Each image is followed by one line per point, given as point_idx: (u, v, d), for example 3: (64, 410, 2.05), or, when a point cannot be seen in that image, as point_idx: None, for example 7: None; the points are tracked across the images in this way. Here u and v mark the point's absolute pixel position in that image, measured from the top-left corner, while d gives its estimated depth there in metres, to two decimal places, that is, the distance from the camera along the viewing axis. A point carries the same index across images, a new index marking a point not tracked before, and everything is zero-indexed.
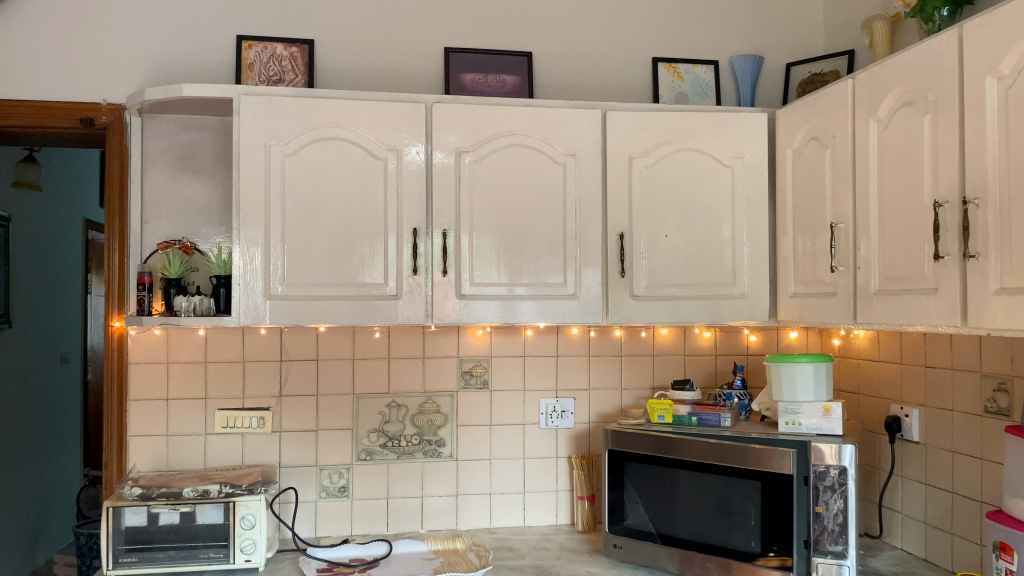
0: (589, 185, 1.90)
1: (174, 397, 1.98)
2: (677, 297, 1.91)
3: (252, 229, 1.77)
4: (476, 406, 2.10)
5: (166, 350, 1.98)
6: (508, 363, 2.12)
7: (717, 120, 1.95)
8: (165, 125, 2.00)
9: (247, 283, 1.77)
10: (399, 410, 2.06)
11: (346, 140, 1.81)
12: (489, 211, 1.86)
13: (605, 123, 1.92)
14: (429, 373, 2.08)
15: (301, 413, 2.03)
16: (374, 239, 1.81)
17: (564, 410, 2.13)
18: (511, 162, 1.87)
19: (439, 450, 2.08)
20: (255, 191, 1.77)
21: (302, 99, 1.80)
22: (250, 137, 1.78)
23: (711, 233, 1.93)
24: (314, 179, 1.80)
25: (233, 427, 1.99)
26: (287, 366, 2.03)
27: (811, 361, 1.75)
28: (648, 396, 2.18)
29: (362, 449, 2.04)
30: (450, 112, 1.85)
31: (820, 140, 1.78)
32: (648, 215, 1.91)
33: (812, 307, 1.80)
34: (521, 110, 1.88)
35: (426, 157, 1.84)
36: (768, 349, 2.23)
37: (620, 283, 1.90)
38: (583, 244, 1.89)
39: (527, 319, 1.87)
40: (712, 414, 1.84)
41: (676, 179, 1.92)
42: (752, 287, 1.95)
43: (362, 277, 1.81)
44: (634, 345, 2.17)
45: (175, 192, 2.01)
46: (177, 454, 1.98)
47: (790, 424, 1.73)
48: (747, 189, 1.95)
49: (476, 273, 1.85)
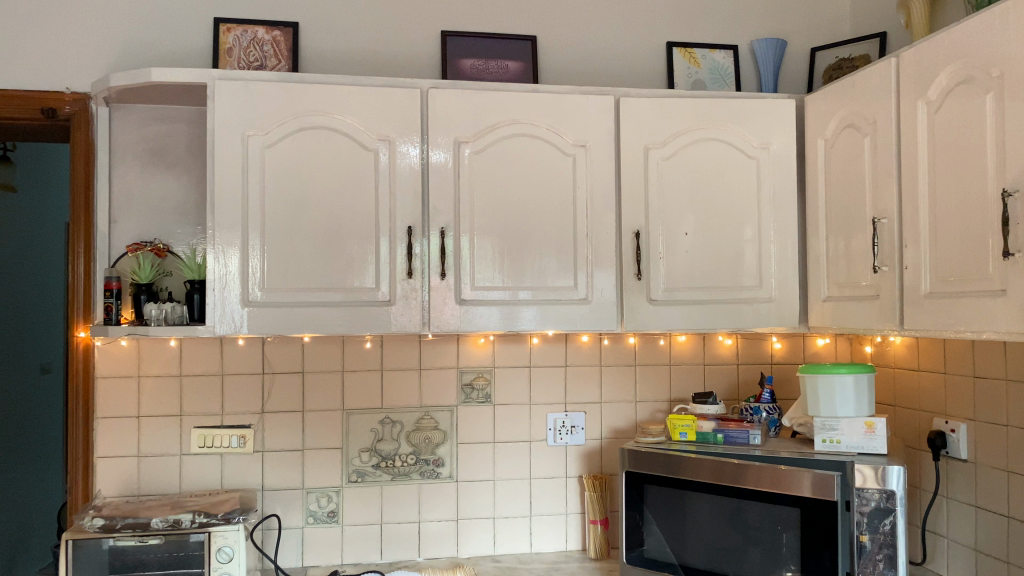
0: (601, 179, 1.72)
1: (146, 414, 1.80)
2: (697, 301, 1.74)
3: (229, 229, 1.59)
4: (478, 421, 1.92)
5: (136, 364, 1.80)
6: (512, 374, 1.94)
7: (741, 107, 1.77)
8: (134, 117, 1.83)
9: (221, 291, 1.59)
10: (393, 427, 1.89)
11: (332, 129, 1.64)
12: (491, 208, 1.68)
13: (618, 110, 1.75)
14: (426, 386, 1.90)
15: (286, 431, 1.85)
16: (364, 240, 1.63)
17: (573, 425, 1.95)
18: (516, 154, 1.69)
19: (438, 470, 1.90)
20: (231, 187, 1.60)
21: (283, 85, 1.63)
22: (226, 126, 1.60)
23: (735, 232, 1.76)
24: (297, 172, 1.62)
25: (211, 447, 1.81)
26: (270, 380, 1.85)
27: (851, 371, 1.56)
28: (665, 410, 2.00)
29: (353, 470, 1.86)
30: (448, 99, 1.67)
31: (857, 127, 1.61)
32: (666, 211, 1.74)
33: (851, 312, 1.63)
34: (526, 97, 1.71)
35: (422, 158, 1.67)
36: (795, 357, 2.04)
37: (635, 286, 1.72)
38: (595, 244, 1.71)
39: (530, 327, 1.69)
40: (740, 431, 1.66)
41: (697, 171, 1.75)
42: (780, 290, 1.77)
43: (350, 280, 1.63)
44: (649, 354, 1.99)
45: (146, 190, 1.83)
46: (149, 478, 1.80)
47: (828, 443, 1.56)
48: (775, 183, 1.78)
49: (478, 276, 1.67)
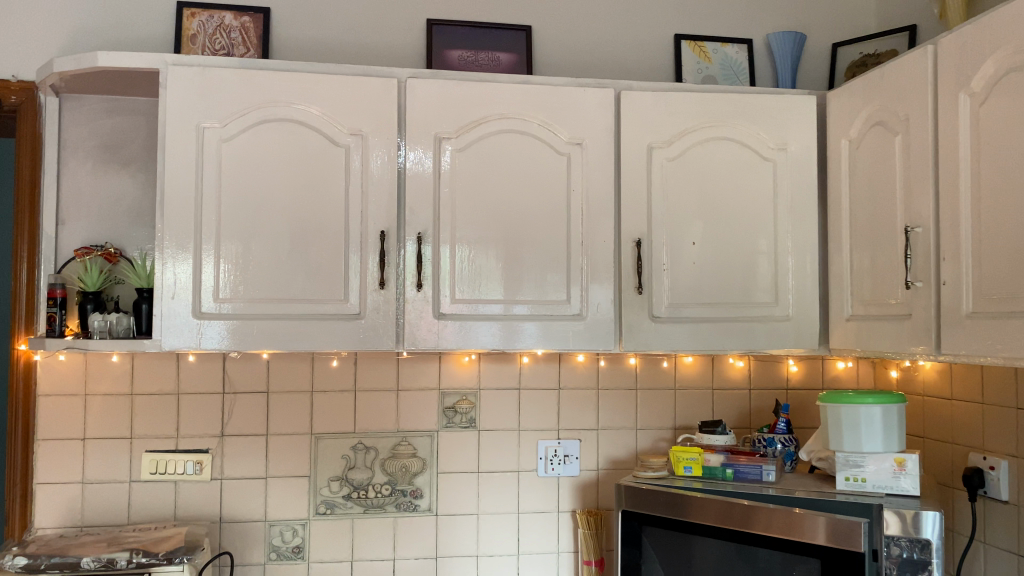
0: (600, 180, 1.54)
1: (93, 437, 1.63)
2: (704, 319, 1.56)
3: (181, 232, 1.43)
4: (462, 449, 1.74)
5: (82, 381, 1.63)
6: (500, 397, 1.76)
7: (756, 103, 1.60)
8: (87, 108, 1.66)
9: (170, 303, 1.42)
10: (367, 453, 1.71)
11: (298, 122, 1.47)
12: (475, 212, 1.50)
13: (618, 104, 1.57)
14: (404, 409, 1.73)
15: (246, 457, 1.67)
16: (331, 246, 1.46)
17: (566, 454, 1.77)
18: (503, 152, 1.51)
19: (415, 502, 1.71)
20: (184, 185, 1.43)
21: (244, 73, 1.46)
22: (178, 117, 1.43)
23: (748, 242, 1.57)
24: (257, 169, 1.45)
25: (164, 473, 1.63)
26: (231, 400, 1.67)
27: (878, 401, 1.37)
28: (669, 439, 1.81)
29: (321, 501, 1.68)
30: (427, 89, 1.50)
31: (886, 125, 1.43)
32: (670, 218, 1.56)
33: (879, 333, 1.44)
34: (515, 88, 1.53)
35: (397, 163, 1.50)
36: (813, 383, 1.85)
37: (635, 301, 1.54)
38: (591, 255, 1.53)
39: (530, 343, 1.51)
40: (751, 466, 1.48)
41: (706, 173, 1.57)
42: (798, 307, 1.59)
43: (315, 291, 1.45)
44: (652, 376, 1.81)
45: (99, 189, 1.67)
46: (94, 507, 1.62)
47: (851, 482, 1.38)
48: (793, 188, 1.59)
49: (459, 287, 1.49)
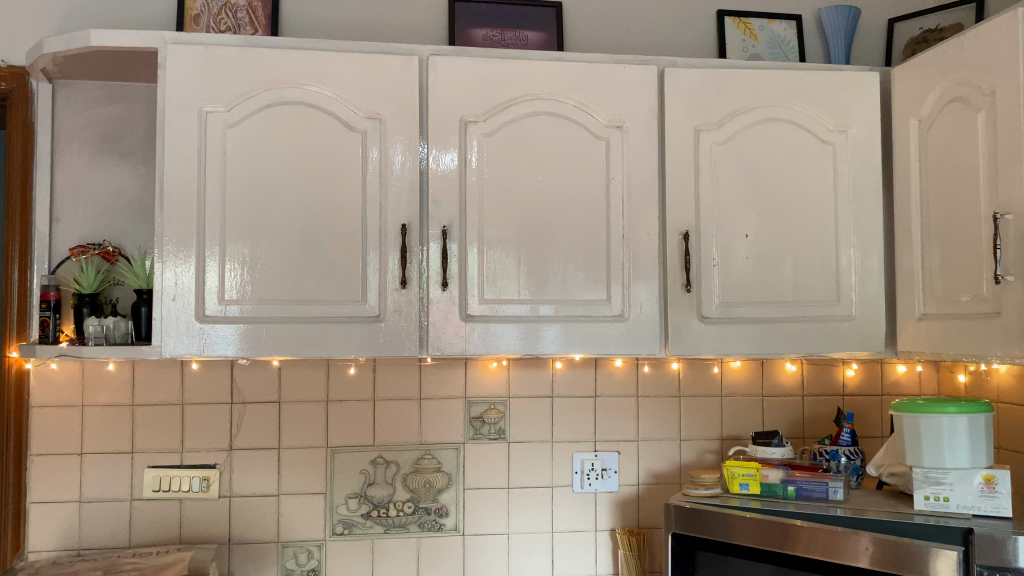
0: (642, 166, 1.39)
1: (91, 451, 1.50)
2: (758, 319, 1.41)
3: (182, 228, 1.29)
4: (491, 463, 1.60)
5: (80, 391, 1.50)
6: (531, 406, 1.61)
7: (813, 81, 1.45)
8: (82, 95, 1.54)
9: (172, 307, 1.29)
10: (387, 468, 1.57)
11: (310, 106, 1.33)
12: (505, 203, 1.36)
13: (662, 82, 1.42)
14: (428, 419, 1.59)
15: (256, 474, 1.53)
16: (348, 242, 1.32)
17: (604, 468, 1.62)
18: (536, 137, 1.37)
19: (440, 521, 1.57)
20: (185, 175, 1.30)
21: (250, 51, 1.33)
22: (179, 100, 1.30)
23: (806, 234, 1.42)
24: (265, 156, 1.32)
25: (168, 491, 1.50)
26: (239, 411, 1.54)
27: (961, 410, 1.22)
28: (716, 450, 1.66)
29: (338, 521, 1.55)
30: (451, 68, 1.36)
31: (966, 100, 1.28)
32: (720, 208, 1.41)
33: (960, 334, 1.29)
34: (549, 66, 1.39)
35: (420, 150, 1.36)
36: (873, 388, 1.69)
37: (683, 300, 1.39)
38: (633, 249, 1.38)
39: (555, 349, 1.37)
40: (816, 483, 1.33)
41: (759, 158, 1.42)
42: (862, 306, 1.43)
43: (331, 292, 1.32)
44: (697, 381, 1.66)
45: (96, 182, 1.54)
46: (92, 529, 1.49)
47: (933, 501, 1.23)
48: (855, 175, 1.44)
49: (490, 287, 1.35)
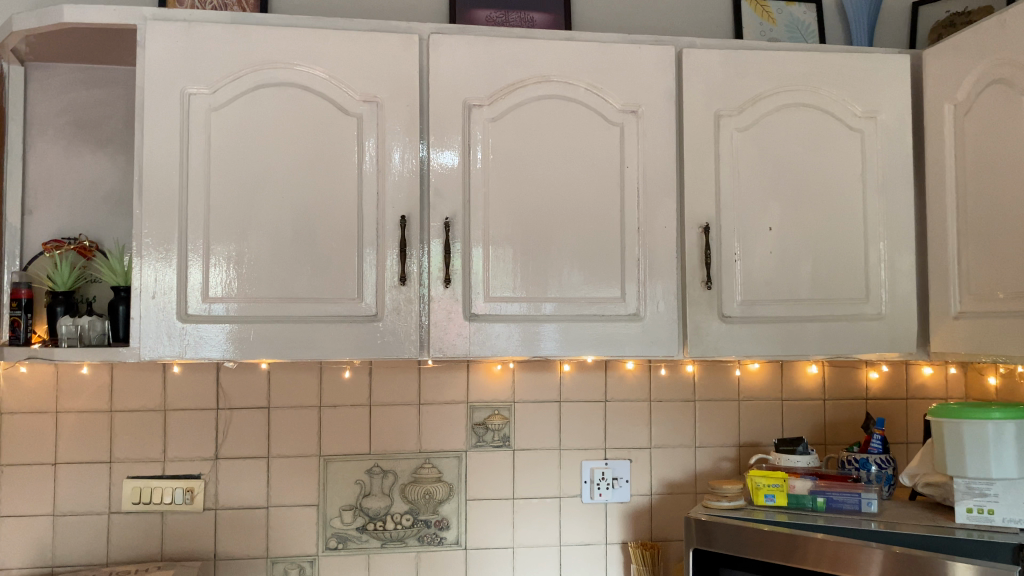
0: (659, 154, 1.30)
1: (65, 461, 1.39)
2: (782, 318, 1.31)
3: (163, 219, 1.19)
4: (494, 472, 1.50)
5: (53, 396, 1.40)
6: (538, 411, 1.52)
7: (840, 63, 1.35)
8: (57, 79, 1.43)
9: (151, 306, 1.19)
10: (384, 478, 1.47)
11: (301, 88, 1.23)
12: (511, 193, 1.26)
13: (679, 64, 1.33)
14: (428, 426, 1.49)
15: (243, 484, 1.43)
16: (343, 235, 1.23)
17: (615, 477, 1.52)
18: (545, 122, 1.28)
19: (441, 535, 1.47)
20: (166, 162, 1.20)
21: (237, 28, 1.22)
22: (159, 81, 1.20)
23: (834, 226, 1.33)
24: (253, 142, 1.22)
25: (149, 503, 1.40)
26: (225, 417, 1.44)
27: (1005, 415, 1.13)
28: (734, 458, 1.56)
29: (332, 535, 1.45)
30: (455, 48, 1.26)
31: (1008, 81, 1.19)
32: (742, 199, 1.32)
33: (1002, 333, 1.20)
34: (559, 46, 1.29)
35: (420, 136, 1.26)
36: (897, 391, 1.60)
37: (703, 298, 1.30)
38: (649, 243, 1.29)
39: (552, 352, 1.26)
40: (847, 494, 1.24)
41: (783, 146, 1.33)
42: (893, 304, 1.34)
43: (323, 289, 1.22)
44: (712, 385, 1.57)
45: (72, 173, 1.43)
46: (67, 545, 1.38)
47: (975, 514, 1.15)
48: (885, 164, 1.35)
49: (495, 284, 1.25)
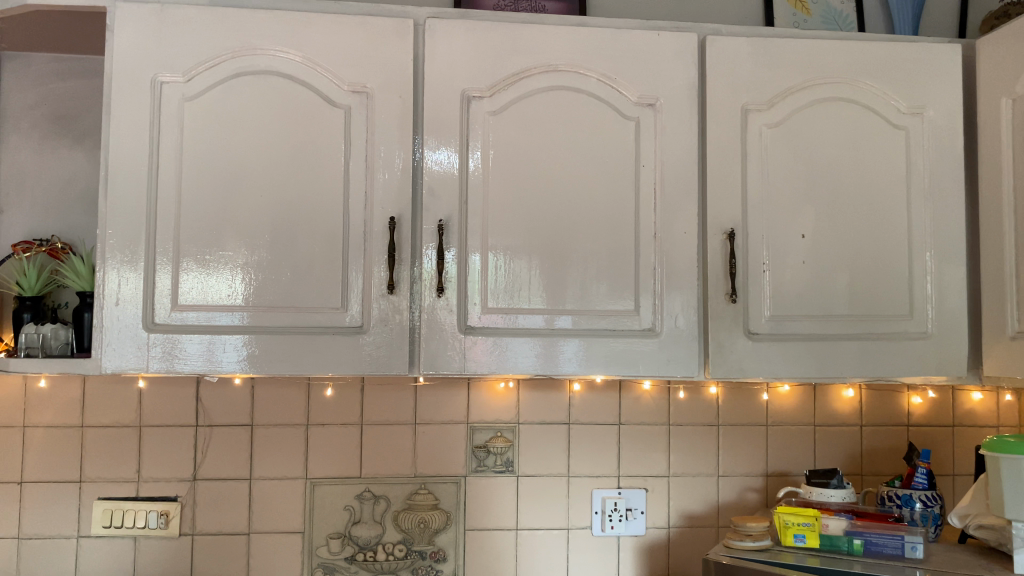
0: (678, 151, 1.17)
1: (32, 480, 1.29)
2: (816, 336, 1.18)
3: (129, 219, 1.09)
4: (497, 500, 1.37)
5: (21, 409, 1.30)
6: (545, 434, 1.39)
7: (883, 53, 1.22)
8: (34, 69, 1.34)
9: (114, 314, 1.08)
10: (376, 505, 1.35)
11: (283, 76, 1.12)
12: (513, 194, 1.14)
13: (703, 53, 1.20)
14: (424, 448, 1.37)
15: (223, 508, 1.32)
16: (326, 238, 1.11)
17: (629, 508, 1.39)
18: (552, 116, 1.16)
19: (436, 567, 1.35)
20: (134, 157, 1.09)
21: (213, 10, 1.12)
22: (127, 67, 1.10)
23: (874, 234, 1.19)
24: (229, 136, 1.11)
25: (120, 527, 1.29)
26: (205, 435, 1.33)
27: None
28: (760, 488, 1.42)
29: (318, 565, 1.33)
30: (453, 34, 1.15)
31: None
32: (771, 203, 1.18)
33: None
34: (569, 33, 1.17)
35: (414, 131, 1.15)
36: (942, 417, 1.45)
37: (727, 313, 1.17)
38: (667, 251, 1.16)
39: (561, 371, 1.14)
40: (888, 537, 1.10)
41: (817, 144, 1.19)
42: (940, 323, 1.20)
43: (303, 298, 1.10)
44: (737, 408, 1.43)
45: (47, 169, 1.34)
46: (31, 572, 1.28)
47: None
48: (933, 166, 1.21)
49: (495, 295, 1.13)
